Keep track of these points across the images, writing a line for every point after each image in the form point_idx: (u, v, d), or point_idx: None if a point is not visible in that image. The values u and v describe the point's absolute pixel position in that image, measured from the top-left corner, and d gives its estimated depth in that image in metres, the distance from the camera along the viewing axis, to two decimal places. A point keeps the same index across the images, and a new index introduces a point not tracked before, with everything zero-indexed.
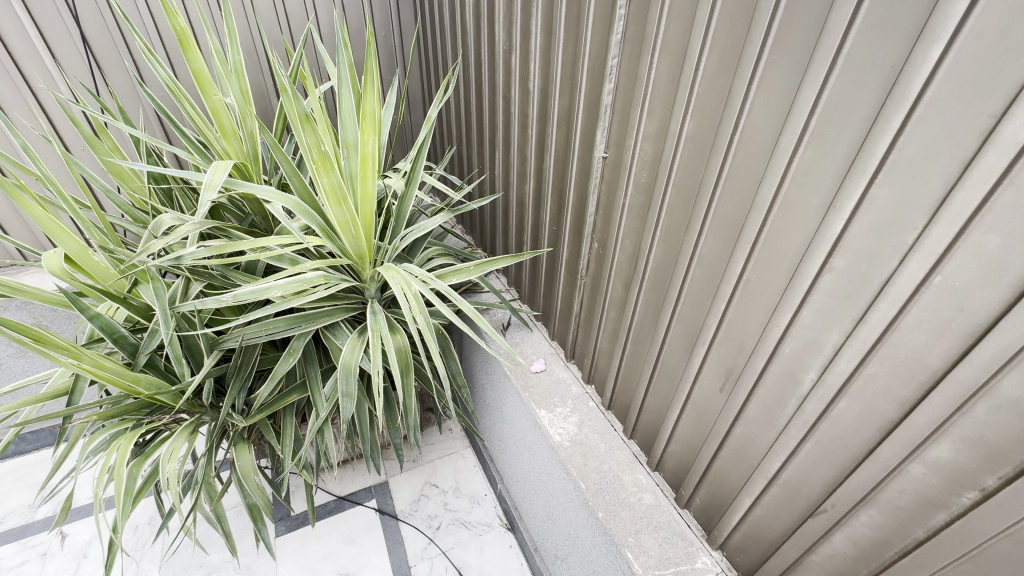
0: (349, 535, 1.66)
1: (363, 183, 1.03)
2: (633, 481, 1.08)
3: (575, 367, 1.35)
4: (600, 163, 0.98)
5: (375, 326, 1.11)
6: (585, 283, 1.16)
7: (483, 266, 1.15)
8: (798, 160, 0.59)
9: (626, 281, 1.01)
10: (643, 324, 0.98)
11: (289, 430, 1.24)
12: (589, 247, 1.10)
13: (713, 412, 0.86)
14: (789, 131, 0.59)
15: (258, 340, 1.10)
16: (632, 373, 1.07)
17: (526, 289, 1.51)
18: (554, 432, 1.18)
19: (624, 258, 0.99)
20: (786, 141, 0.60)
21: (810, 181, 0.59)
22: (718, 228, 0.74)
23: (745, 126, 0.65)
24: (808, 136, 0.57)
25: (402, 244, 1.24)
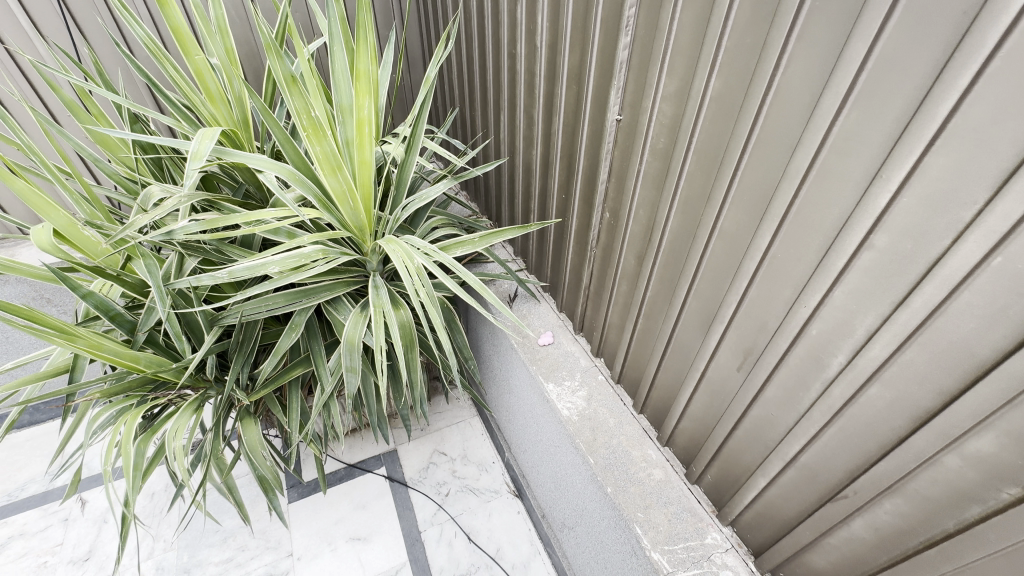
0: (360, 501, 1.70)
1: (361, 151, 0.97)
2: (643, 456, 1.06)
3: (584, 339, 1.31)
4: (613, 126, 0.91)
5: (377, 301, 1.07)
6: (595, 254, 1.11)
7: (485, 241, 1.12)
8: (840, 125, 0.53)
9: (639, 254, 0.96)
10: (657, 299, 0.94)
11: (295, 404, 1.23)
12: (600, 217, 1.05)
13: (729, 391, 0.82)
14: (832, 92, 0.52)
15: (259, 315, 1.07)
16: (644, 348, 1.04)
17: (534, 259, 1.46)
18: (562, 407, 1.16)
19: (637, 230, 0.93)
20: (827, 103, 0.53)
21: (853, 148, 0.52)
22: (742, 200, 0.68)
23: (780, 86, 0.58)
24: (854, 97, 0.51)
25: (403, 214, 1.18)
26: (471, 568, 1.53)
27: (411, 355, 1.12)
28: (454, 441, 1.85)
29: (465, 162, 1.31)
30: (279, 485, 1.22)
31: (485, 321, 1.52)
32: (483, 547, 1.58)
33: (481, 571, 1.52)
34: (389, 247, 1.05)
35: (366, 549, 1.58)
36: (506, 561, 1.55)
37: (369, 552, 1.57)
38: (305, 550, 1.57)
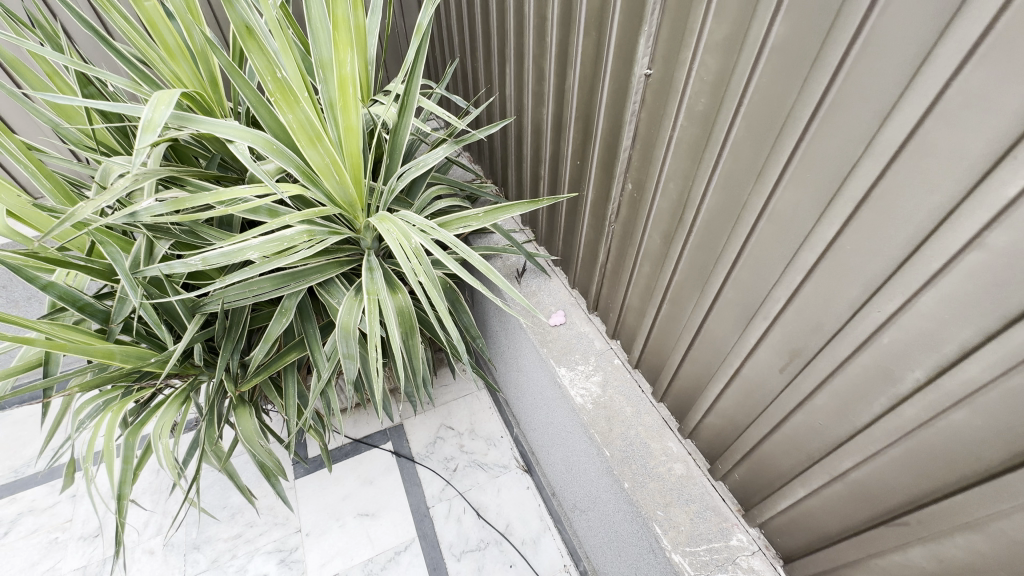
0: (367, 476, 1.67)
1: (345, 115, 0.84)
2: (663, 449, 0.99)
3: (599, 319, 1.21)
4: (641, 82, 0.76)
5: (371, 286, 0.96)
6: (614, 230, 0.99)
7: (487, 219, 0.99)
8: (959, 87, 0.40)
9: (666, 232, 0.84)
10: (685, 284, 0.83)
11: (291, 390, 1.16)
12: (621, 188, 0.92)
13: (768, 392, 0.73)
14: (954, 42, 0.39)
15: (244, 301, 0.98)
16: (667, 335, 0.94)
17: (544, 231, 1.34)
18: (576, 394, 1.08)
19: (666, 205, 0.81)
20: (943, 56, 0.40)
21: (974, 118, 0.40)
22: (803, 177, 0.56)
23: (873, 32, 0.44)
24: (986, 49, 0.37)
25: (399, 184, 1.06)
26: (480, 544, 1.52)
27: (410, 341, 1.02)
28: (461, 416, 1.81)
29: (466, 123, 1.17)
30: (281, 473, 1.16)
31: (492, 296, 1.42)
32: (492, 523, 1.56)
33: (490, 547, 1.51)
34: (384, 227, 0.93)
35: (374, 525, 1.57)
36: (516, 537, 1.53)
37: (377, 528, 1.56)
38: (314, 526, 1.56)
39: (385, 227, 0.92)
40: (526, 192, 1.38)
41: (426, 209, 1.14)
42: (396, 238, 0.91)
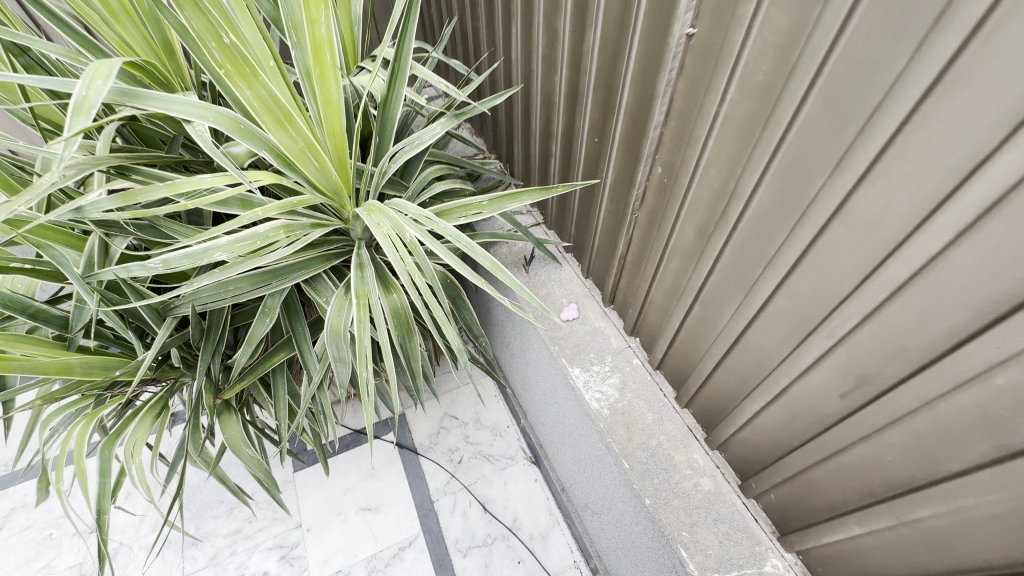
0: (369, 468, 1.61)
1: (322, 87, 0.71)
2: (687, 462, 0.90)
3: (615, 314, 1.10)
4: (680, 44, 0.62)
5: (361, 289, 0.82)
6: (637, 218, 0.87)
7: (489, 209, 0.86)
8: None
9: (702, 226, 0.72)
10: (723, 287, 0.72)
11: (281, 393, 1.07)
12: (647, 171, 0.79)
13: (821, 417, 0.63)
14: None
15: (221, 303, 0.87)
16: (696, 340, 0.83)
17: (554, 214, 1.22)
18: (591, 399, 0.98)
19: (704, 195, 0.68)
20: None
21: None
22: (902, 172, 0.44)
23: None
24: None
25: (392, 167, 0.93)
26: (487, 539, 1.46)
27: (405, 342, 0.91)
28: (465, 405, 1.73)
29: (467, 93, 1.02)
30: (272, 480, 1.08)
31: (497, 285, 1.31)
32: (499, 517, 1.50)
33: (497, 543, 1.46)
34: (372, 221, 0.80)
35: (377, 519, 1.51)
36: (523, 532, 1.47)
37: (380, 523, 1.50)
38: (314, 522, 1.51)
39: (374, 221, 0.79)
40: (534, 171, 1.24)
41: (423, 193, 1.02)
42: (388, 235, 0.78)
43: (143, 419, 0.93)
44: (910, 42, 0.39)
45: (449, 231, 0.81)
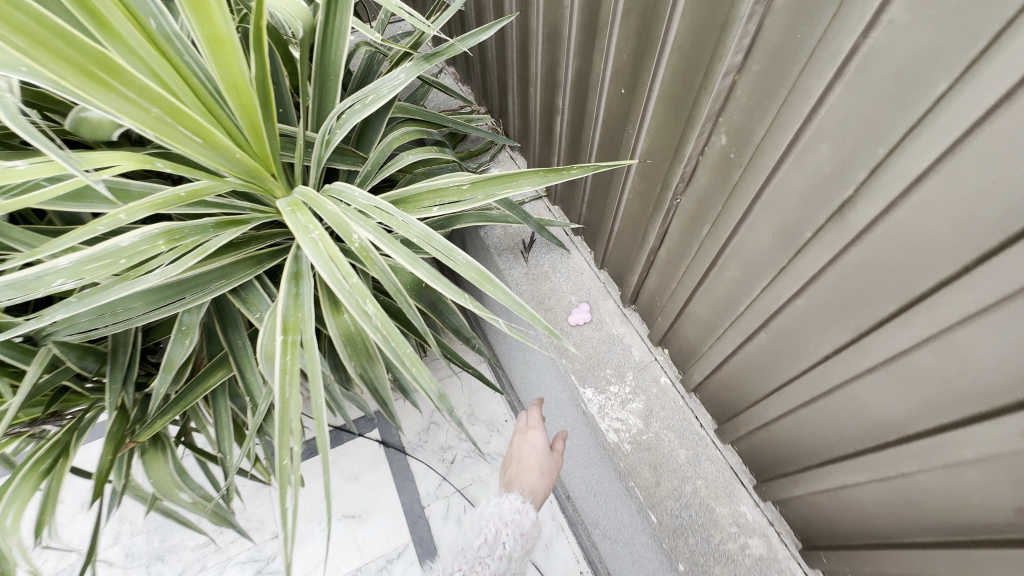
0: (352, 471, 1.44)
1: (201, 22, 0.44)
2: (733, 517, 0.70)
3: (637, 316, 0.88)
4: None
5: (293, 319, 0.56)
6: (680, 205, 0.62)
7: (470, 197, 0.59)
8: None
9: (788, 230, 0.48)
10: (814, 317, 0.49)
11: (225, 420, 0.87)
12: (701, 141, 0.54)
13: (965, 518, 0.43)
14: None
15: (113, 326, 0.64)
16: (756, 374, 0.62)
17: (560, 186, 0.96)
18: (608, 430, 0.78)
19: (804, 185, 0.44)
20: None
21: None
22: None
23: None
24: None
25: (338, 134, 0.66)
26: None
27: (367, 372, 0.70)
28: (458, 397, 1.54)
29: (442, 26, 0.75)
30: (228, 513, 0.92)
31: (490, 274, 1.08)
32: None
33: None
34: (292, 219, 0.53)
35: (362, 529, 1.36)
36: None
37: (365, 532, 1.35)
38: (292, 532, 1.35)
39: (296, 219, 0.52)
40: (535, 130, 0.98)
41: (387, 168, 0.76)
42: (317, 241, 0.51)
43: (28, 483, 0.70)
44: None
45: (414, 229, 0.56)
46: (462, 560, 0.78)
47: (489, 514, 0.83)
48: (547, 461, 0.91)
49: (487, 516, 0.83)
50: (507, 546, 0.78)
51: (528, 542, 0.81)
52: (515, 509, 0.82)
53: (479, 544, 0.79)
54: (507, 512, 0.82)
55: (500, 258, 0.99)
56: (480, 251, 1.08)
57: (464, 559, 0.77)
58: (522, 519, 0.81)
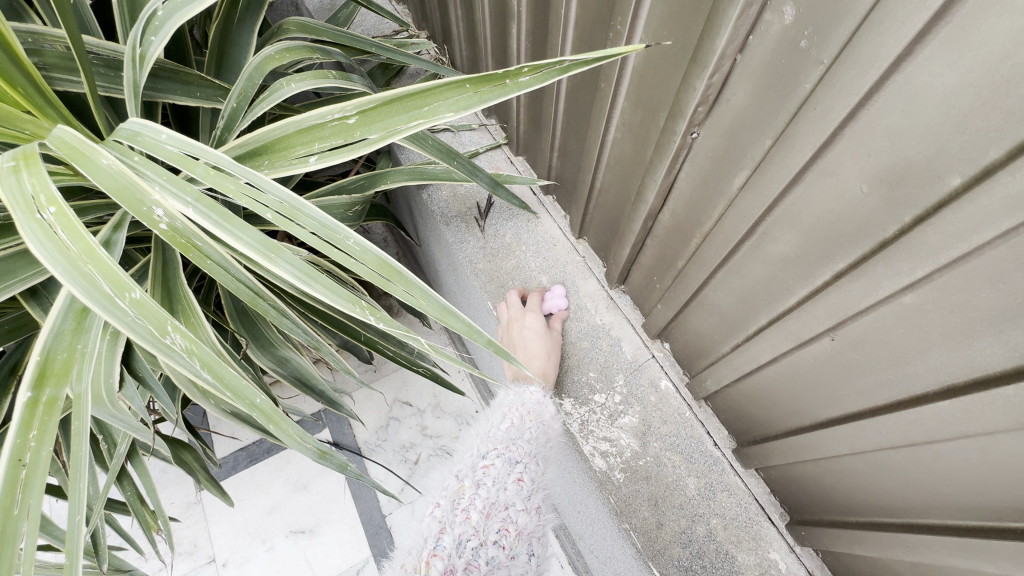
0: (300, 478, 1.24)
1: None
2: (762, 570, 0.52)
3: (628, 299, 0.67)
4: None
5: (60, 357, 0.33)
6: (701, 141, 0.40)
7: (361, 137, 0.36)
8: None
9: (904, 177, 0.27)
10: (936, 326, 0.29)
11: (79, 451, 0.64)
12: (745, 25, 0.31)
13: None
14: None
15: None
16: (805, 392, 0.42)
17: (523, 129, 0.73)
18: (593, 454, 0.59)
19: (969, 86, 0.23)
20: None
21: None
22: None
23: None
24: None
25: (161, 47, 0.42)
26: None
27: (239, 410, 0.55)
28: (419, 387, 1.33)
29: None
30: (121, 563, 0.73)
31: (439, 248, 0.86)
32: None
33: None
34: (9, 187, 0.29)
35: (313, 545, 1.17)
36: None
37: (317, 549, 1.16)
38: (232, 554, 1.15)
39: (18, 185, 0.29)
40: (486, 54, 0.73)
41: (265, 104, 0.52)
42: (56, 226, 0.28)
43: None
44: None
45: (267, 197, 0.34)
46: (489, 439, 0.58)
47: (507, 400, 0.62)
48: (548, 338, 0.63)
49: (504, 404, 0.62)
50: (536, 429, 0.58)
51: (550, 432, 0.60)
52: (535, 399, 0.61)
53: (506, 426, 0.58)
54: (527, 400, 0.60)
55: (448, 229, 0.76)
56: (425, 219, 0.85)
57: (493, 439, 0.58)
58: (543, 411, 0.60)
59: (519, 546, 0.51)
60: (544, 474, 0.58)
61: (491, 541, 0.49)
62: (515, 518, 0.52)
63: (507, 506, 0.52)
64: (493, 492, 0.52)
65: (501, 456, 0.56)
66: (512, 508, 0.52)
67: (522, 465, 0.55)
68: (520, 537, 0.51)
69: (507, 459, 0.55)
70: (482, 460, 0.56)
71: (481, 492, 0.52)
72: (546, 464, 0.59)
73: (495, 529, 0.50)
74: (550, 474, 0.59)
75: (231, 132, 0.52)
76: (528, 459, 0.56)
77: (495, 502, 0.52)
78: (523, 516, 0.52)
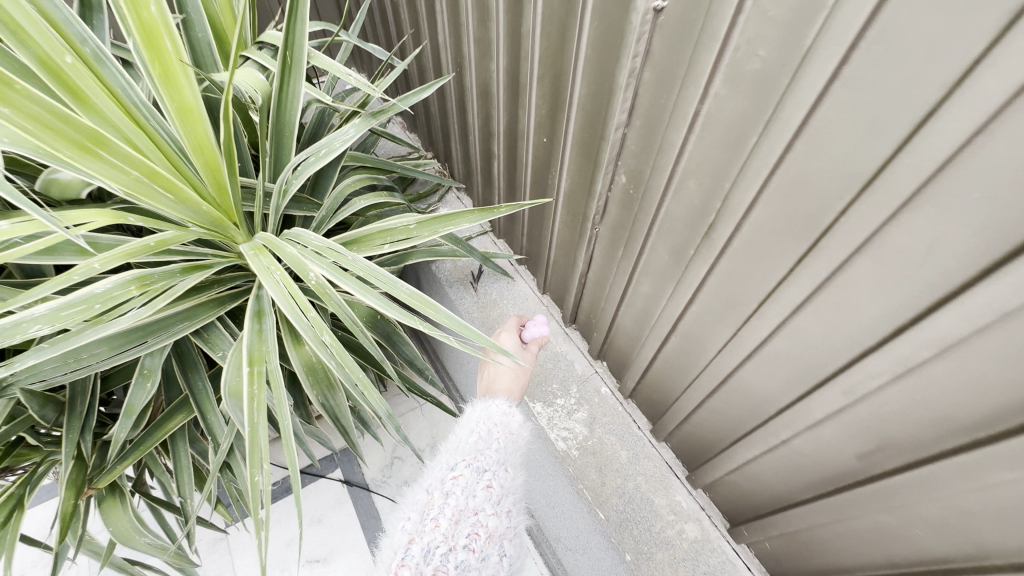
0: (314, 514, 1.43)
1: (171, 90, 0.52)
2: (670, 506, 0.78)
3: (578, 334, 0.98)
4: (645, 24, 0.48)
5: (257, 352, 0.62)
6: (601, 232, 0.73)
7: (417, 235, 0.69)
8: None
9: (678, 248, 0.59)
10: (706, 318, 0.60)
11: (183, 458, 0.88)
12: (609, 181, 0.65)
13: (830, 476, 0.53)
14: None
15: (75, 374, 0.67)
16: (672, 374, 0.72)
17: (502, 222, 1.07)
18: (556, 438, 0.85)
19: (684, 212, 0.55)
20: None
21: None
22: (960, 202, 0.32)
23: None
24: None
25: (296, 184, 0.74)
26: None
27: (330, 402, 0.74)
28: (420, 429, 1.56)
29: (385, 88, 0.84)
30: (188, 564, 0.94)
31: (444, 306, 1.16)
32: None
33: None
34: (257, 262, 0.61)
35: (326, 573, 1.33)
36: None
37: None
38: None
39: (260, 262, 0.61)
40: (477, 173, 1.08)
41: (343, 213, 0.84)
42: (279, 279, 0.59)
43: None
44: (980, 32, 0.27)
45: (359, 264, 0.62)
46: (458, 454, 0.78)
47: (475, 416, 0.82)
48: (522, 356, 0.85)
49: (472, 419, 0.82)
50: (502, 440, 0.78)
51: (518, 443, 0.82)
52: (502, 413, 0.81)
53: (474, 441, 0.79)
54: (495, 415, 0.83)
55: (451, 290, 1.07)
56: (433, 285, 1.16)
57: (462, 454, 0.77)
58: (510, 421, 0.81)
59: (489, 549, 0.69)
60: (513, 480, 0.77)
61: (461, 545, 0.67)
62: (485, 522, 0.71)
63: (476, 512, 0.71)
64: (463, 501, 0.72)
65: (469, 467, 0.76)
66: (482, 514, 0.71)
67: (489, 475, 0.75)
68: (489, 539, 0.70)
69: (476, 469, 0.75)
70: (454, 472, 0.75)
71: (451, 501, 0.72)
72: (515, 471, 0.79)
73: (464, 534, 0.68)
74: (518, 479, 0.78)
75: (319, 230, 0.84)
76: (495, 468, 0.76)
77: (464, 510, 0.71)
78: (492, 519, 0.72)
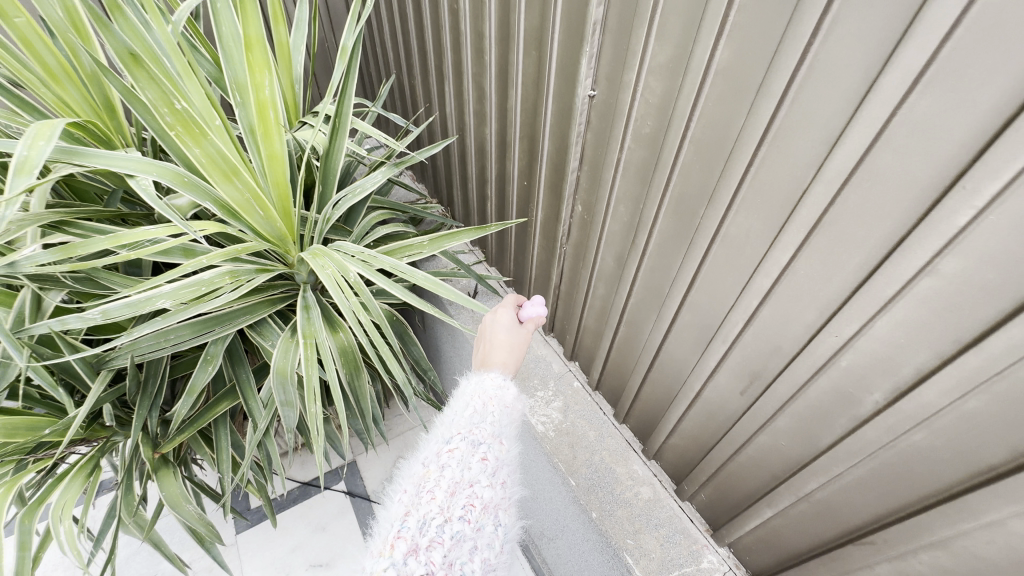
0: (318, 522, 1.54)
1: (268, 142, 0.76)
2: (628, 473, 0.95)
3: (556, 341, 1.19)
4: (585, 103, 0.74)
5: (308, 329, 0.84)
6: (567, 250, 0.96)
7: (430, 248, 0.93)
8: (889, 129, 0.41)
9: (618, 255, 0.82)
10: (640, 306, 0.82)
11: (224, 442, 1.04)
12: (571, 210, 0.90)
13: (730, 415, 0.72)
14: (880, 91, 0.40)
15: (160, 353, 0.86)
16: (624, 358, 0.93)
17: (494, 252, 1.31)
18: (537, 421, 1.03)
19: (620, 227, 0.79)
20: (870, 104, 0.41)
21: (908, 156, 0.40)
22: (755, 204, 0.55)
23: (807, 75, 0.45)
24: (918, 90, 0.38)
25: (337, 214, 0.98)
26: None
27: (353, 381, 0.94)
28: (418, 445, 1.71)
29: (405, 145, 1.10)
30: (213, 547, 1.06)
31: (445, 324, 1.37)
32: None
33: None
34: (315, 264, 0.84)
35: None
36: None
37: None
38: None
39: (316, 263, 0.84)
40: (475, 213, 1.33)
41: (369, 238, 1.07)
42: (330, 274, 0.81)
43: (73, 482, 0.88)
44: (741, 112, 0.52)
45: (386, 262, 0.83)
46: (456, 427, 0.84)
47: (470, 390, 0.89)
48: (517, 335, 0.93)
49: (466, 394, 0.89)
50: (497, 411, 0.86)
51: (513, 411, 0.89)
52: (496, 387, 0.89)
53: (469, 414, 0.85)
54: (490, 389, 0.90)
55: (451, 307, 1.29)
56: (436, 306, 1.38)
57: (458, 428, 0.83)
58: (504, 394, 0.89)
59: (483, 519, 0.75)
60: (507, 449, 0.84)
61: (457, 516, 0.72)
62: (479, 494, 0.76)
63: (472, 485, 0.76)
64: (458, 473, 0.77)
65: (465, 440, 0.81)
66: (478, 487, 0.76)
67: (483, 447, 0.81)
68: (484, 510, 0.75)
69: (472, 441, 0.81)
70: (450, 445, 0.81)
71: (449, 475, 0.76)
72: (510, 443, 0.85)
73: (460, 505, 0.73)
74: (513, 451, 0.85)
75: None
76: (489, 441, 0.82)
77: (460, 483, 0.76)
78: (486, 491, 0.77)
